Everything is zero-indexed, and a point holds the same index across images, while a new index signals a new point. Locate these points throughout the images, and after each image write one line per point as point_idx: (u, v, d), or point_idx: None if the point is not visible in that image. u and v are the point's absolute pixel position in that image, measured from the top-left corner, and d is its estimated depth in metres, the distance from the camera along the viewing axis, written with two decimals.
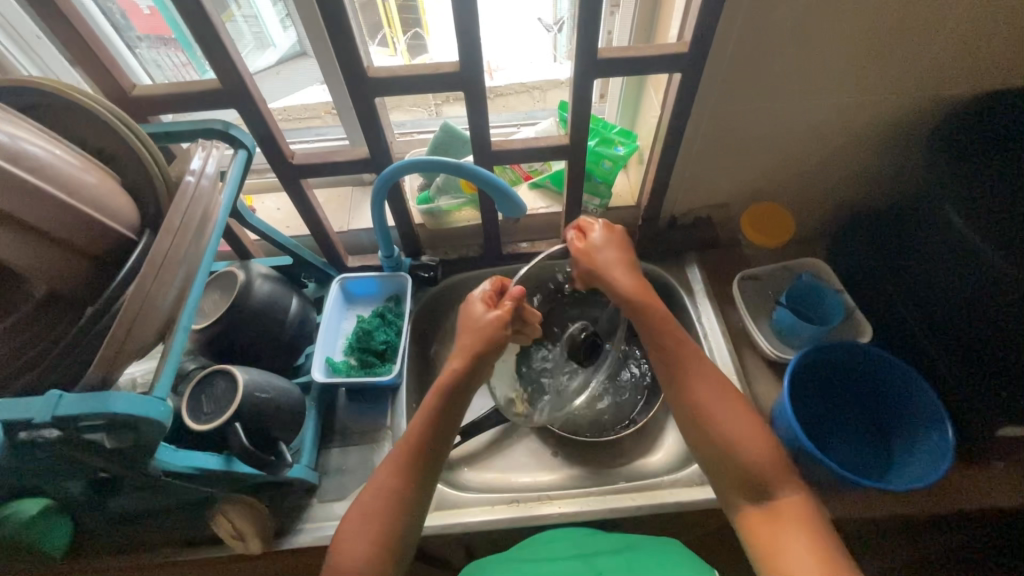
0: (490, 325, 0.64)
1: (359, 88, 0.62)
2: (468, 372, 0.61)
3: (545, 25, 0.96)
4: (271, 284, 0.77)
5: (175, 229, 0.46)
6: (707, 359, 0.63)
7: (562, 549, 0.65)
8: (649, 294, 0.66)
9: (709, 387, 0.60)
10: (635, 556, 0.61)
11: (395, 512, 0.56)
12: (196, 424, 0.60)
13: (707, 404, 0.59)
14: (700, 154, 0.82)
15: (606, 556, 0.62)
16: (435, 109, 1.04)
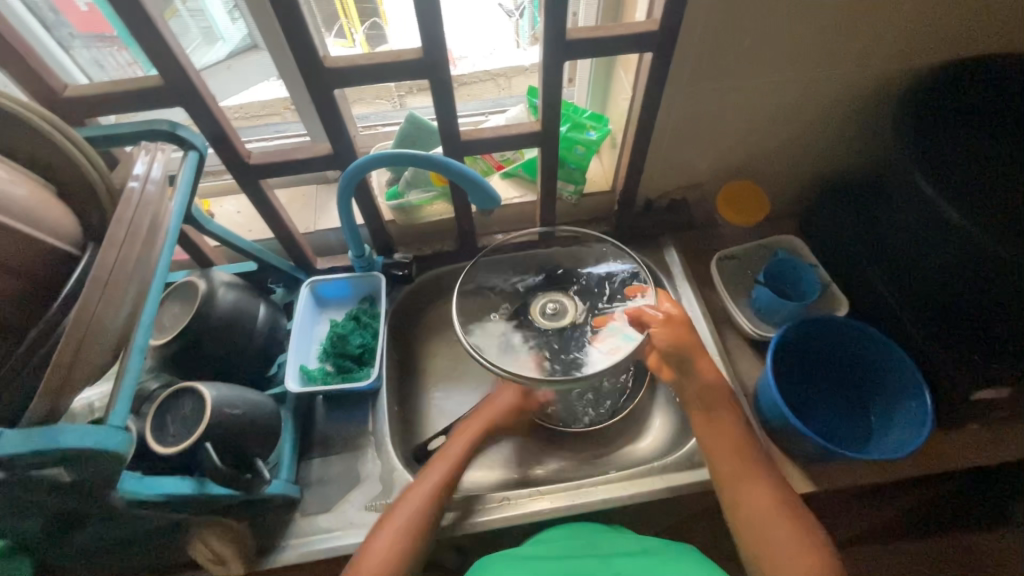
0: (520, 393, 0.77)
1: (317, 80, 0.58)
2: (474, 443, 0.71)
3: (506, 11, 0.90)
4: (235, 292, 0.73)
5: (121, 241, 0.43)
6: (763, 480, 0.62)
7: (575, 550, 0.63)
8: (718, 394, 0.70)
9: (760, 503, 0.60)
10: (654, 560, 0.60)
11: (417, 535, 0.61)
12: (161, 448, 0.57)
13: (756, 520, 0.60)
14: (673, 136, 0.81)
15: (621, 558, 0.61)
16: (399, 101, 1.00)
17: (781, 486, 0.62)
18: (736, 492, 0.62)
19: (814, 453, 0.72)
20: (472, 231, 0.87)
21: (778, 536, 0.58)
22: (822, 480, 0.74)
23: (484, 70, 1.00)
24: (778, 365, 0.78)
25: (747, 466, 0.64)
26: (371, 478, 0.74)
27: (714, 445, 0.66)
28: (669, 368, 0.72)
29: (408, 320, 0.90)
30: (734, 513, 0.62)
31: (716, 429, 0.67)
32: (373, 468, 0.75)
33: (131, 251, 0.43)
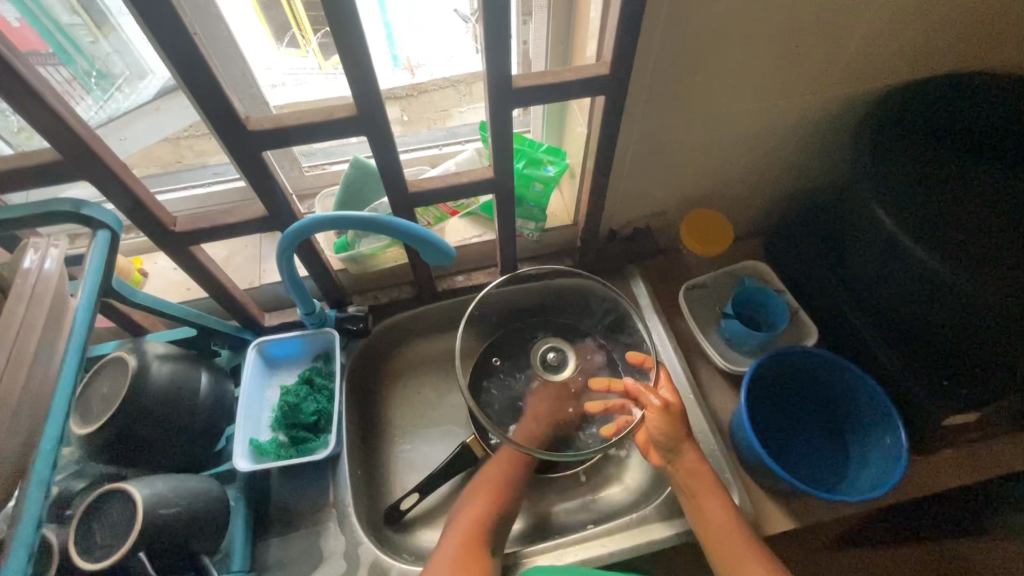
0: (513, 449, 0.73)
1: (241, 143, 0.53)
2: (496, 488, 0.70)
3: (462, 17, 0.82)
4: (171, 365, 0.67)
5: (3, 369, 0.40)
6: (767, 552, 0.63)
7: None
8: (705, 480, 0.67)
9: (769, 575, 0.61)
10: None
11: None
12: (85, 563, 0.50)
13: None
14: (633, 168, 0.78)
15: None
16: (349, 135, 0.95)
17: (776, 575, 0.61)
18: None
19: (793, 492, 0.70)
20: (430, 276, 0.82)
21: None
22: (803, 517, 0.72)
23: (442, 78, 0.93)
24: (751, 400, 0.77)
25: (743, 555, 0.62)
26: (335, 555, 0.69)
27: (707, 530, 0.65)
28: (657, 453, 0.69)
29: (368, 372, 0.84)
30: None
31: (705, 518, 0.65)
32: (336, 544, 0.69)
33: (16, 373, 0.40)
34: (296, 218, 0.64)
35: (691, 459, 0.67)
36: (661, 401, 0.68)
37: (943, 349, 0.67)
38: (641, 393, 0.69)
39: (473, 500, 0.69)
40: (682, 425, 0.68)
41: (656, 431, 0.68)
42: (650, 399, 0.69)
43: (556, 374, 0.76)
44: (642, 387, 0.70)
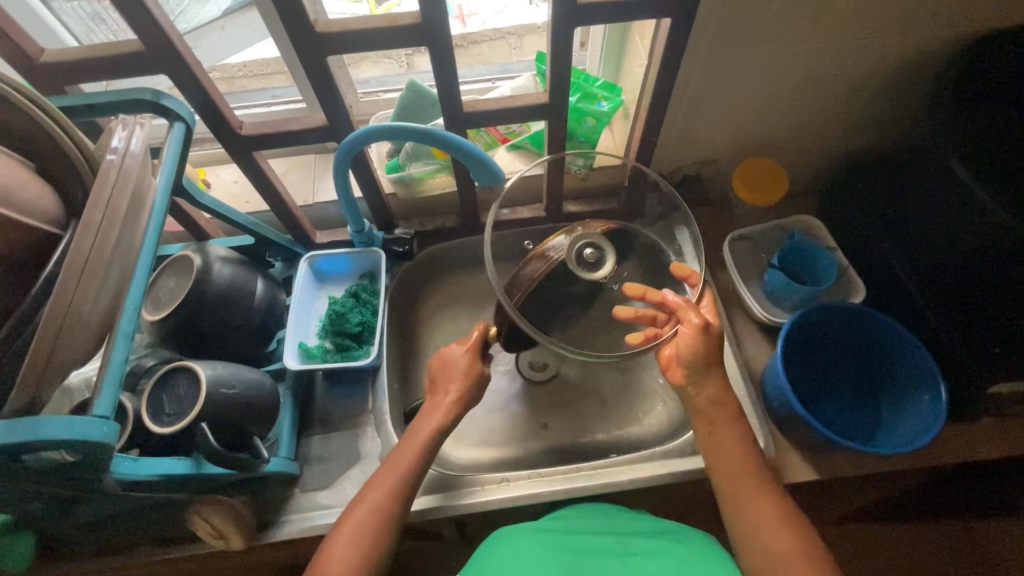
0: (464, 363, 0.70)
1: (308, 47, 0.54)
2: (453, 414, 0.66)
3: None
4: (231, 267, 0.71)
5: (97, 227, 0.39)
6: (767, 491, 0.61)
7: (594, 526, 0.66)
8: (727, 410, 0.65)
9: (767, 513, 0.59)
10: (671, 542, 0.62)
11: (380, 533, 0.57)
12: (157, 427, 0.56)
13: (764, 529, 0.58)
14: (691, 107, 0.75)
15: (640, 538, 0.63)
16: (407, 60, 0.94)
17: (785, 508, 0.59)
18: (745, 519, 0.59)
19: (819, 442, 0.71)
20: (475, 206, 0.84)
21: (783, 557, 0.55)
22: (826, 469, 0.73)
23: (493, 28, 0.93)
24: (789, 351, 0.76)
25: (748, 486, 0.61)
26: (371, 455, 0.74)
27: (720, 462, 0.64)
28: (678, 371, 0.67)
29: (410, 295, 0.88)
30: (740, 537, 0.59)
31: (719, 448, 0.64)
32: (372, 446, 0.74)
33: (110, 234, 0.40)
34: (354, 131, 0.66)
35: (712, 387, 0.66)
36: (703, 320, 0.64)
37: (994, 319, 0.65)
38: (684, 309, 0.65)
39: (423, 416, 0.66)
40: (712, 351, 0.65)
41: (688, 351, 0.65)
42: (692, 317, 0.64)
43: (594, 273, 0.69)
44: (686, 303, 0.65)
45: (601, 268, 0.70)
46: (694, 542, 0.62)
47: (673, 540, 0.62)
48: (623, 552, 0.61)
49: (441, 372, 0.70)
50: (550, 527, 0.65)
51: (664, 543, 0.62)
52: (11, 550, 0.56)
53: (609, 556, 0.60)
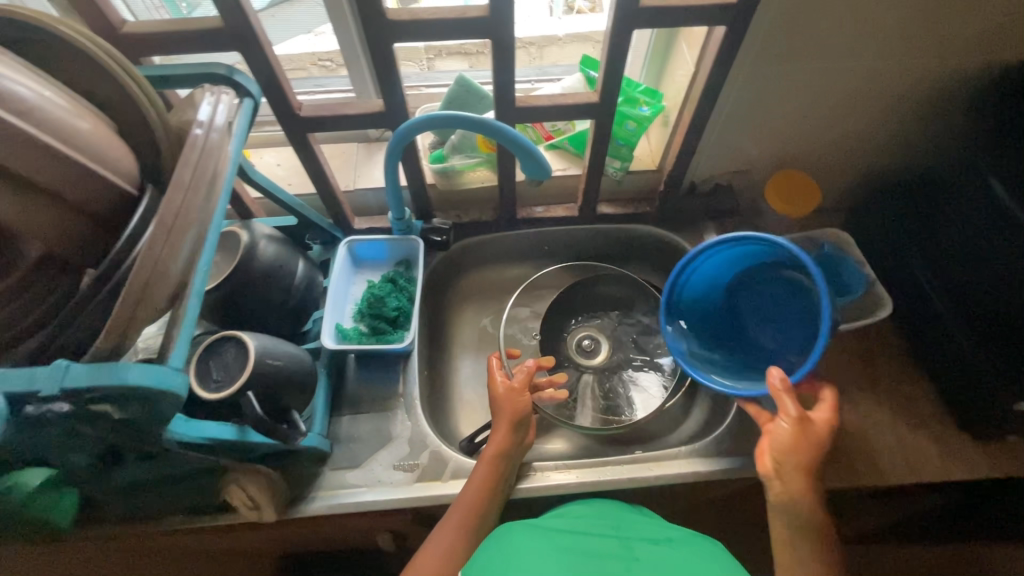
0: (518, 392, 0.75)
1: (378, 33, 0.56)
2: (515, 422, 0.73)
3: None
4: (275, 246, 0.72)
5: (187, 184, 0.42)
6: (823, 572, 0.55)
7: (597, 528, 0.64)
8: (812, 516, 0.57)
9: None
10: (673, 548, 0.59)
11: (484, 509, 0.66)
12: (205, 393, 0.57)
13: None
14: (731, 117, 0.77)
15: (643, 543, 0.60)
16: (427, 63, 0.95)
17: None
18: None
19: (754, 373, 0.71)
20: (512, 202, 0.86)
21: None
22: (849, 479, 0.73)
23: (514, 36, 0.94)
24: (731, 283, 0.78)
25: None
26: (401, 438, 0.75)
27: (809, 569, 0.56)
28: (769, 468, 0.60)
29: (440, 286, 0.90)
30: None
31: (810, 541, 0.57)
32: (403, 429, 0.76)
33: (195, 197, 0.42)
34: (407, 119, 0.68)
35: (792, 474, 0.58)
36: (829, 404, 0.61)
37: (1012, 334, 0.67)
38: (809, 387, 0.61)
39: (500, 419, 0.73)
40: (812, 457, 0.58)
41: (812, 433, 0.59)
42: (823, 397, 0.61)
43: (589, 356, 0.87)
44: (785, 391, 0.59)
45: (598, 353, 0.87)
46: (697, 550, 0.59)
47: (677, 548, 0.59)
48: (625, 557, 0.57)
49: (506, 399, 0.75)
50: (553, 527, 0.62)
51: (667, 550, 0.58)
52: (56, 507, 0.56)
53: (610, 559, 0.56)
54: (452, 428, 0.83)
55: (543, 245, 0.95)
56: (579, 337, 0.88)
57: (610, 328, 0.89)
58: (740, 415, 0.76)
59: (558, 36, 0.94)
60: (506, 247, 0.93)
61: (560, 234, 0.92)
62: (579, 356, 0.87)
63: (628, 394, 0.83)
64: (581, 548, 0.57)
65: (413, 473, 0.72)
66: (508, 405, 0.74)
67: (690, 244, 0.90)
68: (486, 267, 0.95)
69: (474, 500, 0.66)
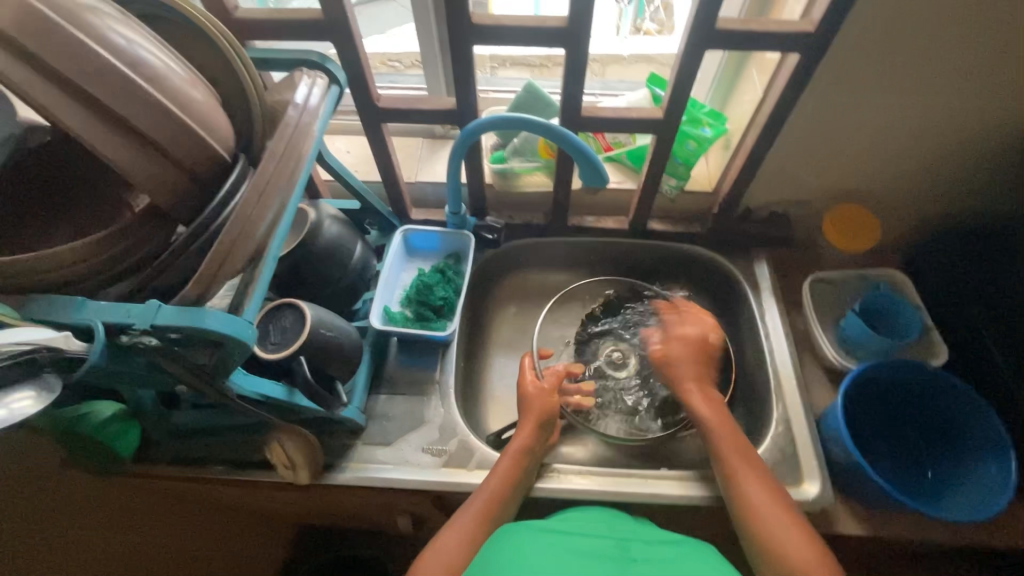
0: (546, 394, 0.77)
1: (461, 35, 0.60)
2: (541, 422, 0.74)
3: None
4: (338, 226, 0.76)
5: (280, 155, 0.46)
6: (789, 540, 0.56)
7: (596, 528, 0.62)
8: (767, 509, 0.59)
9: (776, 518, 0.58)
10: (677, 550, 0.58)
11: (502, 501, 0.67)
12: (263, 351, 0.62)
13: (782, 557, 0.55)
14: (795, 145, 0.77)
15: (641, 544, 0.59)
16: (492, 71, 0.99)
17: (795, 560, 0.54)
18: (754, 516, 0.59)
19: (869, 449, 0.79)
20: (565, 209, 0.88)
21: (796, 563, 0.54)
22: (880, 528, 0.70)
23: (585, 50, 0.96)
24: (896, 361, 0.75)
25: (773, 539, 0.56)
26: (432, 423, 0.78)
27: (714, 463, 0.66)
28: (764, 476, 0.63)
29: (484, 282, 0.93)
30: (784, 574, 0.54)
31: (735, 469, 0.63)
32: (435, 414, 0.78)
33: (286, 166, 0.47)
34: (476, 118, 0.71)
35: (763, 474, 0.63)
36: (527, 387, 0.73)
37: None
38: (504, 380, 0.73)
39: (526, 417, 0.75)
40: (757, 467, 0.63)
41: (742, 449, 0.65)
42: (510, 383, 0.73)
43: (616, 368, 0.87)
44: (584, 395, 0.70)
45: (625, 367, 0.87)
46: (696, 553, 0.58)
47: (678, 551, 0.58)
48: (622, 559, 0.56)
49: (535, 402, 0.77)
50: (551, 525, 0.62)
51: (667, 551, 0.58)
52: (122, 438, 0.61)
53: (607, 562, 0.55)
54: (480, 421, 0.85)
55: (588, 254, 0.96)
56: (610, 348, 0.89)
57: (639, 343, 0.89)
58: (773, 445, 0.75)
59: (621, 56, 0.97)
60: (552, 253, 0.95)
61: (607, 245, 0.94)
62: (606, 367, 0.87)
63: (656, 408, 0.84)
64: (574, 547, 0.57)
65: (440, 458, 0.74)
66: (539, 405, 0.76)
67: (737, 268, 0.89)
68: (530, 270, 0.97)
69: (496, 491, 0.67)
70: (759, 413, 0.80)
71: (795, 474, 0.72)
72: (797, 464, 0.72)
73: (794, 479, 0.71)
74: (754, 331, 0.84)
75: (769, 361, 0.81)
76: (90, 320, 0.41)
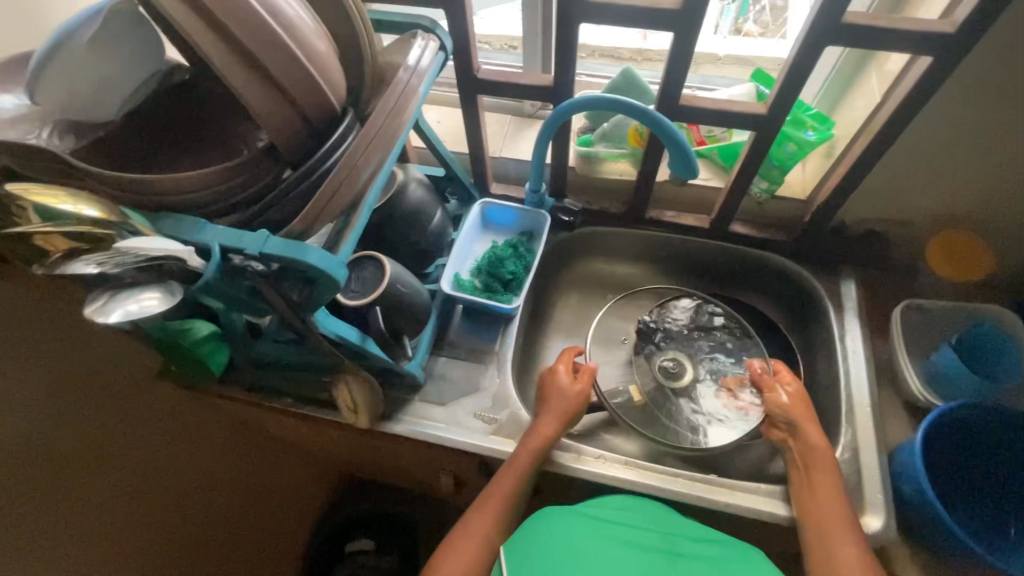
0: (575, 393, 0.75)
1: (570, 10, 0.60)
2: (566, 420, 0.73)
3: None
4: (423, 191, 0.79)
5: (390, 108, 0.49)
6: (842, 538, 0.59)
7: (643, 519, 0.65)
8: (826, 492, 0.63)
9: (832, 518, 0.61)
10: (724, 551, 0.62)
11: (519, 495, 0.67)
12: (343, 297, 0.66)
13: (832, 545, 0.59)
14: (909, 158, 0.71)
15: (688, 542, 0.63)
16: (589, 55, 0.99)
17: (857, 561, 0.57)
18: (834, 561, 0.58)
19: (942, 495, 0.74)
20: (645, 201, 0.86)
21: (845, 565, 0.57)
22: None
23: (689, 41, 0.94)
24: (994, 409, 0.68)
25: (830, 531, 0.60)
26: (486, 391, 0.80)
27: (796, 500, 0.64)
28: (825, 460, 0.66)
29: (552, 264, 0.94)
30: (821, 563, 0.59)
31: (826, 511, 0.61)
32: (491, 384, 0.80)
33: (393, 121, 0.50)
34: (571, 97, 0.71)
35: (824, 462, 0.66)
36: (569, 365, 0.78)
37: None
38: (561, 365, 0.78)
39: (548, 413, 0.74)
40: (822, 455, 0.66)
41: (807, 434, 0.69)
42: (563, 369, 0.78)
43: (669, 374, 0.84)
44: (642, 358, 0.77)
45: (681, 376, 0.84)
46: (743, 564, 0.60)
47: (725, 554, 0.61)
48: (670, 552, 0.61)
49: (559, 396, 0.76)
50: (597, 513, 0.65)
51: (716, 551, 0.62)
52: (212, 355, 0.68)
53: (655, 554, 0.60)
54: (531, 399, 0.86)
55: (662, 249, 0.94)
56: (663, 355, 0.86)
57: (697, 352, 0.86)
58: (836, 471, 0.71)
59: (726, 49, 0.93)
60: (624, 244, 0.94)
61: (683, 243, 0.91)
62: (657, 373, 0.84)
63: (714, 418, 0.79)
64: (623, 540, 0.60)
65: (490, 426, 0.76)
66: (557, 396, 0.75)
67: (821, 283, 0.84)
68: (599, 259, 0.97)
69: (506, 493, 0.66)
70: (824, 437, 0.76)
71: (856, 505, 0.67)
72: (860, 495, 0.68)
73: (854, 509, 0.67)
74: (831, 351, 0.80)
75: (842, 385, 0.76)
76: (210, 241, 0.46)
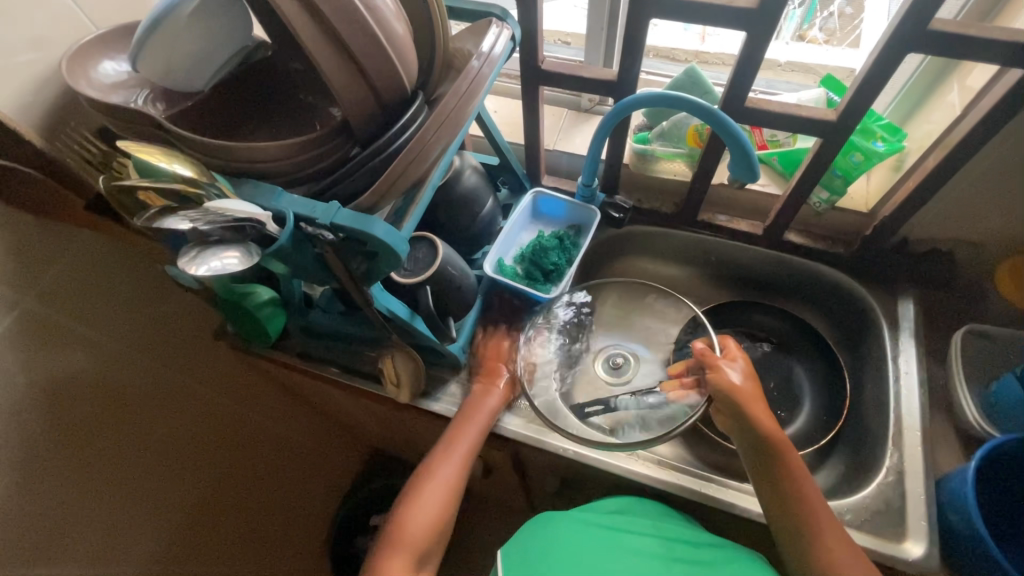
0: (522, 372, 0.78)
1: (641, 5, 0.60)
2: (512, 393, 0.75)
3: None
4: (477, 178, 0.80)
5: (463, 91, 0.50)
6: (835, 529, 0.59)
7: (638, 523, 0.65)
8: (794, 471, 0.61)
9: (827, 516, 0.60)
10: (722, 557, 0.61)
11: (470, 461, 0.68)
12: (396, 275, 0.68)
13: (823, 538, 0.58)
14: (984, 175, 0.68)
15: (685, 545, 0.62)
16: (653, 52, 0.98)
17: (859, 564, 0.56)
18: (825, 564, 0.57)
19: (991, 529, 0.71)
20: (698, 203, 0.85)
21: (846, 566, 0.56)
22: None
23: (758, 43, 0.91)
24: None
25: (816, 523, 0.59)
26: None
27: (763, 490, 0.63)
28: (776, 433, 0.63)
29: (598, 259, 0.94)
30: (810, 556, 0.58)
31: (813, 510, 0.59)
32: None
33: (464, 103, 0.51)
34: (632, 93, 0.71)
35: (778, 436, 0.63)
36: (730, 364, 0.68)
37: None
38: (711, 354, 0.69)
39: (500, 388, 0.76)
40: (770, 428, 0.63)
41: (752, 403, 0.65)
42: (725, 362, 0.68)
43: (613, 371, 0.84)
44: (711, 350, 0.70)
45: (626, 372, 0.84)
46: (742, 569, 0.60)
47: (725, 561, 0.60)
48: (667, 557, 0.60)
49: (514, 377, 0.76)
50: (596, 520, 0.65)
51: (715, 556, 0.61)
52: (272, 320, 0.71)
53: (653, 559, 0.59)
54: None
55: (710, 253, 0.93)
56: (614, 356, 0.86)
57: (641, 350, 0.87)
58: (877, 494, 0.69)
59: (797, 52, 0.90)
60: (672, 245, 0.93)
61: (733, 248, 0.90)
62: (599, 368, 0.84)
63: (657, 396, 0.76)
64: (620, 546, 0.60)
65: (524, 414, 0.77)
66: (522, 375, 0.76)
67: (876, 299, 0.81)
68: (644, 258, 0.97)
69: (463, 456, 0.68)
70: (868, 458, 0.74)
71: (895, 530, 0.65)
72: (900, 520, 0.66)
73: (894, 534, 0.65)
74: (882, 370, 0.77)
75: (891, 405, 0.73)
76: (285, 209, 0.49)
